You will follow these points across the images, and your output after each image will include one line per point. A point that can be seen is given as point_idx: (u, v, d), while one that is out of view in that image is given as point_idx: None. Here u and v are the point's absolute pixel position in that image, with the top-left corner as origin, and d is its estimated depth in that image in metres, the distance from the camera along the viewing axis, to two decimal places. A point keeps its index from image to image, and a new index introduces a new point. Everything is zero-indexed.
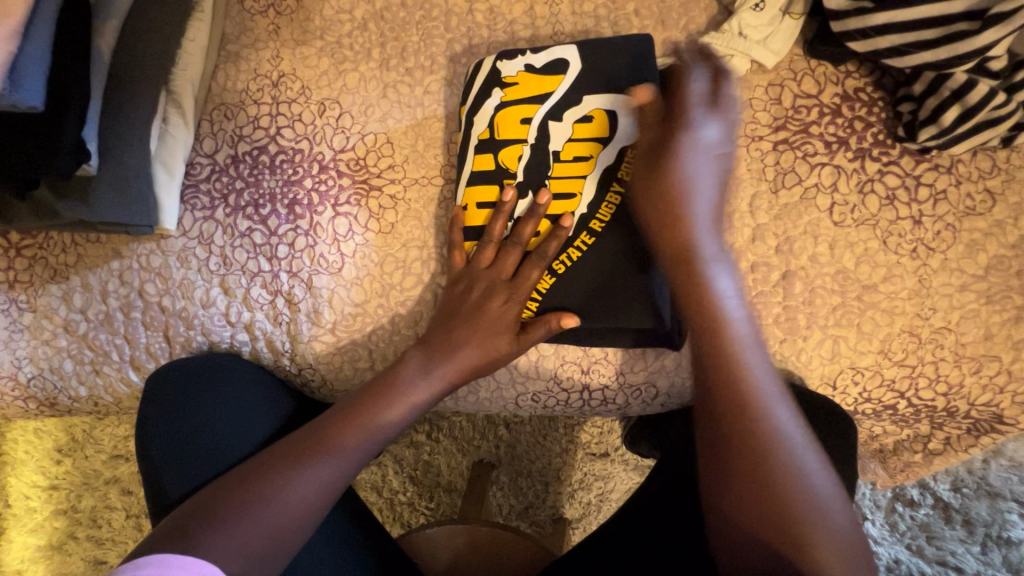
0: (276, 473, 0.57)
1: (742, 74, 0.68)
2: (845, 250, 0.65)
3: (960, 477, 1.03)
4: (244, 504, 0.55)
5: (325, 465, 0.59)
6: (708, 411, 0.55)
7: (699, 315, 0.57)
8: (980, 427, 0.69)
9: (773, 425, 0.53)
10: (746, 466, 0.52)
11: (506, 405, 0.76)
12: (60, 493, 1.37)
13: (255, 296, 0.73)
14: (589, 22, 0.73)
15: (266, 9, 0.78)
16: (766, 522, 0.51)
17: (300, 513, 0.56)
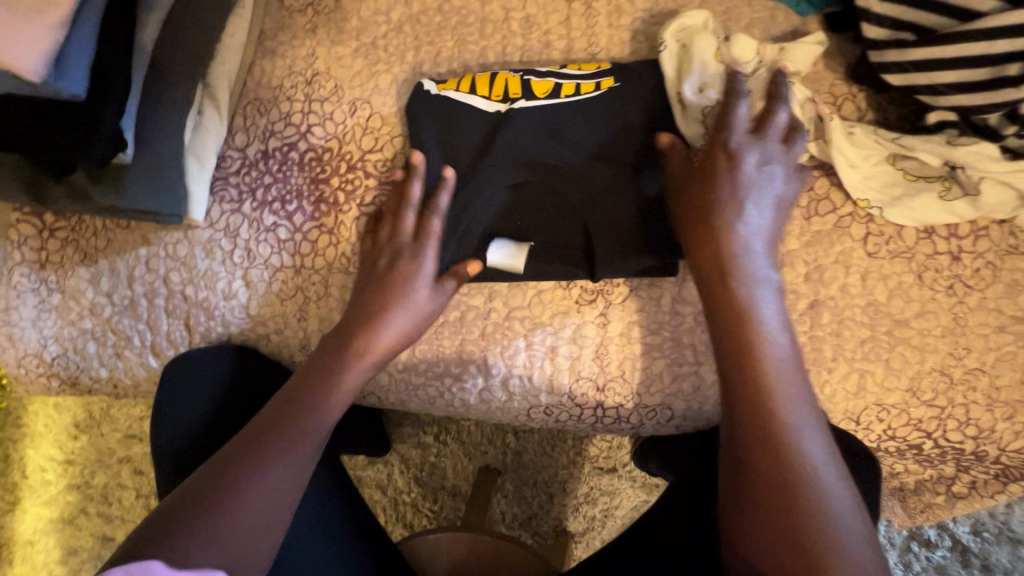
0: (240, 459, 0.58)
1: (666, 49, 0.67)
2: (877, 282, 0.63)
3: (981, 520, 0.99)
4: (212, 497, 0.55)
5: (294, 431, 0.61)
6: (741, 446, 0.54)
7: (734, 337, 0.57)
8: (1010, 474, 0.66)
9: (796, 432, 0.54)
10: (767, 485, 0.52)
11: (517, 416, 0.75)
12: (74, 468, 1.41)
13: (276, 290, 0.74)
14: (625, 34, 0.74)
15: (305, 8, 0.78)
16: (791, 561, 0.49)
17: (287, 491, 0.59)
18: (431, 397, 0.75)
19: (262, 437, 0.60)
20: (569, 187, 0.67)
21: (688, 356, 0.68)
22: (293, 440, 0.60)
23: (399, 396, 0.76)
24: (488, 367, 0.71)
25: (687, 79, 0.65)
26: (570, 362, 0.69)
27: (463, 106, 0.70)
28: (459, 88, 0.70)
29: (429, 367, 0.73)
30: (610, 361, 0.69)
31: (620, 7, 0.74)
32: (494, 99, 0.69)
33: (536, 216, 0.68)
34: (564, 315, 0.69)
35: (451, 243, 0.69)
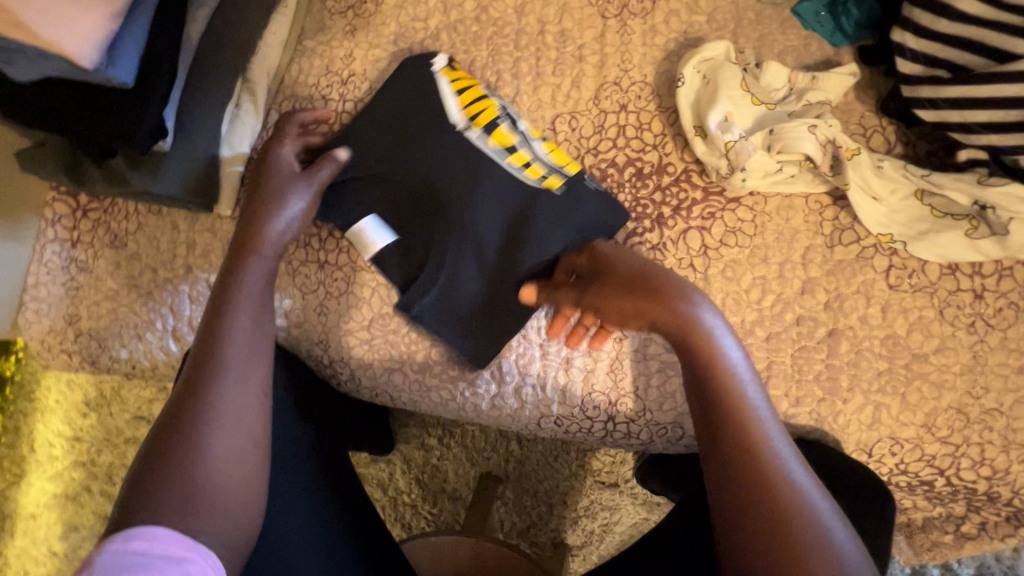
0: (186, 407, 0.58)
1: (689, 65, 0.68)
2: (898, 315, 0.63)
3: (987, 563, 0.98)
4: (171, 453, 0.55)
5: (231, 352, 0.61)
6: (705, 414, 0.53)
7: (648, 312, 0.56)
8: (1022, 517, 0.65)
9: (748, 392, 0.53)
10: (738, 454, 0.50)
11: (527, 425, 0.75)
12: (82, 445, 1.43)
13: (299, 284, 0.75)
14: (659, 54, 0.75)
15: (345, 10, 0.80)
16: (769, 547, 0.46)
17: (240, 408, 0.59)
18: (443, 399, 0.75)
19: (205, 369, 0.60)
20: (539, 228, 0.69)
21: None
22: (238, 377, 0.60)
23: (411, 396, 0.77)
24: (502, 374, 0.72)
25: (715, 109, 0.64)
26: (585, 375, 0.70)
27: (443, 99, 0.72)
28: (453, 83, 0.73)
29: (444, 369, 0.73)
30: (624, 377, 0.69)
31: (655, 27, 0.75)
32: (465, 116, 0.72)
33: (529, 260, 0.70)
34: (581, 327, 0.70)
35: (429, 270, 0.71)
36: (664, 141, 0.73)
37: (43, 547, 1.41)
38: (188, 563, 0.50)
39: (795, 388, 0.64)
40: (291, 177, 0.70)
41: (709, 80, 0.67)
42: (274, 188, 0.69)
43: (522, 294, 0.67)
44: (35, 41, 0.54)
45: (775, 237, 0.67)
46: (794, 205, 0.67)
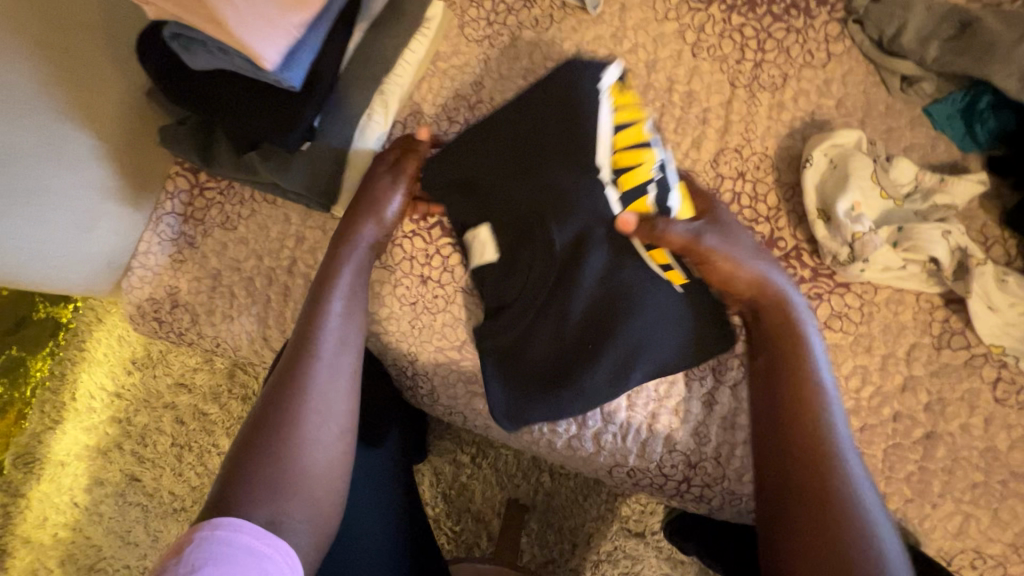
0: (280, 400, 0.61)
1: (820, 148, 0.70)
2: (1000, 430, 0.63)
3: None
4: (268, 446, 0.59)
5: (328, 345, 0.65)
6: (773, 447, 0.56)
7: (778, 341, 0.60)
8: None
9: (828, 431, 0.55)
10: (807, 497, 0.52)
11: (597, 470, 0.75)
12: (122, 402, 1.45)
13: (399, 296, 0.77)
14: (783, 129, 0.76)
15: (482, 40, 0.84)
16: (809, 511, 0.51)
17: (326, 397, 0.63)
18: (519, 430, 0.76)
19: (304, 364, 0.64)
20: (628, 305, 0.65)
21: None
22: (324, 367, 0.64)
23: (487, 421, 0.78)
24: (584, 417, 0.72)
25: (844, 196, 0.66)
26: (668, 432, 0.70)
27: (596, 129, 0.61)
28: (616, 114, 0.62)
29: None
30: (708, 442, 0.69)
31: (782, 103, 0.77)
32: (613, 160, 0.61)
33: (603, 316, 0.66)
34: (672, 385, 0.70)
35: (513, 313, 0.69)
36: (777, 215, 0.74)
37: (65, 496, 1.42)
38: (265, 560, 0.50)
39: (884, 483, 0.64)
40: (386, 168, 0.73)
41: (837, 167, 0.68)
42: (373, 189, 0.72)
43: (619, 223, 0.61)
44: (226, 36, 0.57)
45: (881, 329, 0.67)
46: (905, 300, 0.67)
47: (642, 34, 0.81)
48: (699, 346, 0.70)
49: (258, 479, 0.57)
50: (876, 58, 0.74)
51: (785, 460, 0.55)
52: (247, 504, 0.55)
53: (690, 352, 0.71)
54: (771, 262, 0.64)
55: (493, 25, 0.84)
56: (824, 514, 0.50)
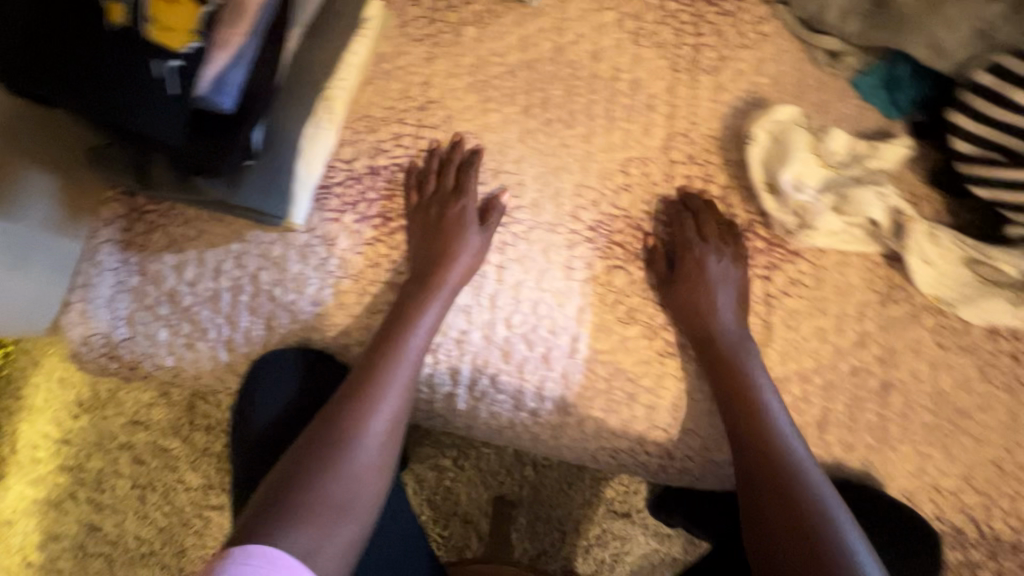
0: (336, 443, 0.64)
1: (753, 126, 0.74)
2: (943, 372, 0.68)
3: None
4: (318, 478, 0.61)
5: (391, 392, 0.68)
6: (735, 417, 0.67)
7: (718, 374, 0.69)
8: None
9: (754, 398, 0.66)
10: (768, 482, 0.62)
11: (581, 456, 0.76)
12: (69, 449, 1.14)
13: (365, 303, 0.75)
14: (725, 109, 0.79)
15: (424, 38, 0.83)
16: (767, 491, 0.62)
17: (386, 444, 0.67)
18: (501, 426, 0.75)
19: (354, 419, 0.66)
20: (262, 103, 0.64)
21: None
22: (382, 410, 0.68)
23: (468, 422, 0.76)
24: (564, 406, 0.73)
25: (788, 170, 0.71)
26: (651, 410, 0.71)
27: None
28: None
29: (506, 398, 0.73)
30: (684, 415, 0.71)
31: (722, 84, 0.80)
32: None
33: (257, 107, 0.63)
34: (646, 365, 0.72)
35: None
36: (729, 193, 0.77)
37: (16, 556, 1.14)
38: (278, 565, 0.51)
39: (848, 434, 0.69)
40: (467, 227, 0.74)
41: (779, 142, 0.73)
42: (447, 239, 0.73)
43: None
44: (217, 57, 0.56)
45: (831, 290, 0.71)
46: (850, 262, 0.72)
47: (582, 24, 0.83)
48: (674, 322, 0.73)
49: (296, 527, 0.56)
50: (804, 36, 0.79)
51: (741, 434, 0.66)
52: (281, 533, 0.55)
53: (659, 329, 0.73)
54: (472, 237, 0.74)
55: (436, 23, 0.83)
56: (783, 489, 0.61)
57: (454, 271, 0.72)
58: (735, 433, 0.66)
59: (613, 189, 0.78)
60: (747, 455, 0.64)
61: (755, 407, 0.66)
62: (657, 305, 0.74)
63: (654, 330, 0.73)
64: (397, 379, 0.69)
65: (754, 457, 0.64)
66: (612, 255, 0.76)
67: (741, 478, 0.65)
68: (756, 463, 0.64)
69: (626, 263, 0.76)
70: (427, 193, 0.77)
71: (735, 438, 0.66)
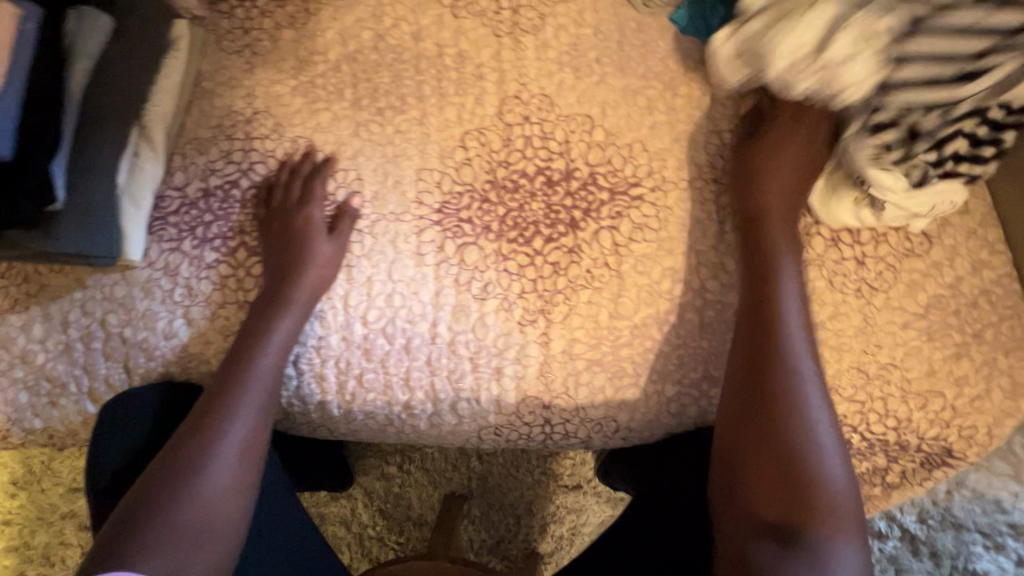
0: (188, 462, 0.64)
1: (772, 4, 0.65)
2: (794, 289, 0.68)
3: (926, 509, 1.20)
4: (164, 501, 0.62)
5: (246, 406, 0.68)
6: (750, 357, 0.64)
7: (751, 314, 0.65)
8: (934, 460, 0.71)
9: (787, 354, 0.63)
10: (774, 439, 0.61)
11: (468, 439, 0.75)
12: (10, 529, 1.11)
13: (219, 327, 0.73)
14: (553, 66, 0.78)
15: (241, 49, 0.81)
16: (762, 446, 0.61)
17: (246, 458, 0.67)
18: (382, 423, 0.75)
19: (206, 437, 0.65)
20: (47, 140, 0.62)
21: (628, 368, 0.70)
22: (234, 425, 0.67)
23: (350, 425, 0.76)
24: (435, 393, 0.72)
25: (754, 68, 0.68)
26: (522, 380, 0.71)
27: None
28: None
29: (377, 394, 0.73)
30: (553, 379, 0.71)
31: (546, 42, 0.79)
32: None
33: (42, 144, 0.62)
34: (508, 336, 0.71)
35: None
36: (569, 148, 0.75)
37: None
38: None
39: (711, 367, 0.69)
40: (315, 234, 0.73)
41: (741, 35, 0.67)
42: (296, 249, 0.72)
43: None
44: None
45: (676, 228, 0.71)
46: (691, 196, 0.71)
47: (399, 7, 0.81)
48: (531, 288, 0.72)
49: (147, 554, 0.59)
50: None
51: (755, 380, 0.63)
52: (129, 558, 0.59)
53: (517, 299, 0.72)
54: (316, 235, 0.73)
55: (251, 32, 0.81)
56: (793, 452, 0.60)
57: (308, 279, 0.71)
58: (744, 374, 0.64)
59: (454, 167, 0.77)
60: (761, 402, 0.62)
61: (788, 357, 0.63)
62: (512, 275, 0.73)
63: (513, 300, 0.72)
64: (253, 394, 0.68)
65: (763, 404, 0.62)
66: (462, 233, 0.75)
67: (732, 424, 0.64)
68: (771, 413, 0.62)
69: (477, 239, 0.74)
70: (274, 202, 0.75)
71: (755, 379, 0.63)
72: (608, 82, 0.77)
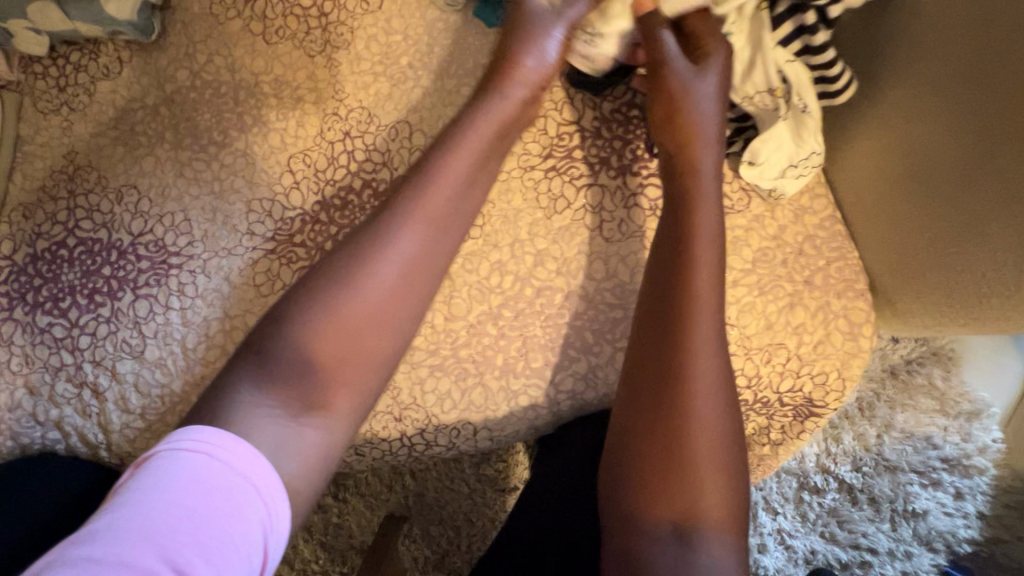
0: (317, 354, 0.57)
1: None
2: (618, 263, 0.69)
3: (860, 457, 1.19)
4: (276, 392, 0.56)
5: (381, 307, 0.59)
6: (672, 328, 0.60)
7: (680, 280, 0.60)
8: (802, 411, 0.71)
9: (705, 322, 0.59)
10: (670, 415, 0.58)
11: (334, 464, 0.74)
12: None
13: (61, 390, 0.72)
14: (368, 78, 0.77)
15: (58, 108, 0.80)
16: (660, 423, 0.58)
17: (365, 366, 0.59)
18: None
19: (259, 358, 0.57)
20: None
21: (469, 368, 0.69)
22: (309, 339, 0.57)
23: None
24: None
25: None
26: (368, 397, 0.70)
27: None
28: None
29: None
30: (400, 390, 0.70)
31: (358, 56, 0.78)
32: None
33: None
34: None
35: None
36: (392, 158, 0.75)
37: None
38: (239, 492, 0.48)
39: (553, 354, 0.69)
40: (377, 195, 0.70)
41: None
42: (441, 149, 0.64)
43: None
44: None
45: (500, 221, 0.70)
46: (512, 186, 0.71)
47: (209, 41, 0.80)
48: None
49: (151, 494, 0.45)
50: None
51: (664, 351, 0.59)
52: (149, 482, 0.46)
53: None
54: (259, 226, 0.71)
55: (65, 89, 0.80)
56: (684, 431, 0.57)
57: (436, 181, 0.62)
58: (646, 349, 0.61)
59: (282, 193, 0.76)
60: (654, 377, 0.59)
61: (695, 325, 0.59)
62: None
63: None
64: (367, 298, 0.59)
65: (662, 374, 0.59)
66: (298, 258, 0.74)
67: (631, 406, 0.60)
68: (661, 389, 0.59)
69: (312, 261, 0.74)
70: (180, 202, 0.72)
71: (645, 352, 0.61)
72: (422, 86, 0.77)
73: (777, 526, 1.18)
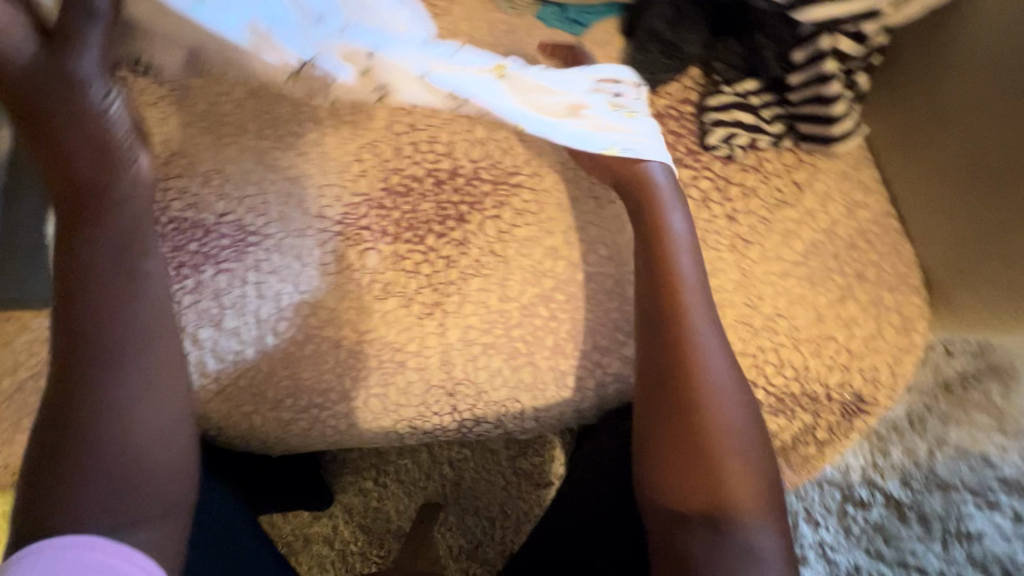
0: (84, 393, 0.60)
1: None
2: None
3: (909, 473, 1.15)
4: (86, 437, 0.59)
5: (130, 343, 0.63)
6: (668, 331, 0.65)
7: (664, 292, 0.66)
8: (850, 409, 0.69)
9: (693, 319, 0.65)
10: (681, 410, 0.63)
11: (387, 435, 0.78)
12: None
13: None
14: None
15: (157, 99, 0.88)
16: (673, 420, 0.63)
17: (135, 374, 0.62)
18: (304, 429, 0.78)
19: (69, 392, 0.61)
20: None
21: (521, 347, 0.73)
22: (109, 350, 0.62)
23: (277, 436, 0.79)
24: (347, 393, 0.76)
25: None
26: (424, 370, 0.74)
27: None
28: None
29: (294, 400, 0.77)
30: (454, 366, 0.74)
31: None
32: None
33: None
34: (408, 331, 0.75)
35: None
36: (454, 148, 0.80)
37: None
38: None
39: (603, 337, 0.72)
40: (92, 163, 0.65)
41: None
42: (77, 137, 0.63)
43: None
44: None
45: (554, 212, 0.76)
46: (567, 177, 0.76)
47: None
48: (426, 283, 0.76)
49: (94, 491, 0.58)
50: None
51: (664, 352, 0.65)
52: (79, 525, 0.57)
53: (415, 294, 0.76)
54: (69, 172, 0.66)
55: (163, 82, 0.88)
56: (696, 426, 0.62)
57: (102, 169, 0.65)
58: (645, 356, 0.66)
59: (351, 179, 0.81)
60: (660, 377, 0.64)
61: (686, 325, 0.65)
62: (409, 273, 0.76)
63: (411, 296, 0.76)
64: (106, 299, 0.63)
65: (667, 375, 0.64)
66: (362, 240, 0.78)
67: (644, 406, 0.65)
68: (668, 387, 0.64)
69: (376, 243, 0.78)
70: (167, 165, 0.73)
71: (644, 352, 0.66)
72: None
73: (819, 538, 1.15)
